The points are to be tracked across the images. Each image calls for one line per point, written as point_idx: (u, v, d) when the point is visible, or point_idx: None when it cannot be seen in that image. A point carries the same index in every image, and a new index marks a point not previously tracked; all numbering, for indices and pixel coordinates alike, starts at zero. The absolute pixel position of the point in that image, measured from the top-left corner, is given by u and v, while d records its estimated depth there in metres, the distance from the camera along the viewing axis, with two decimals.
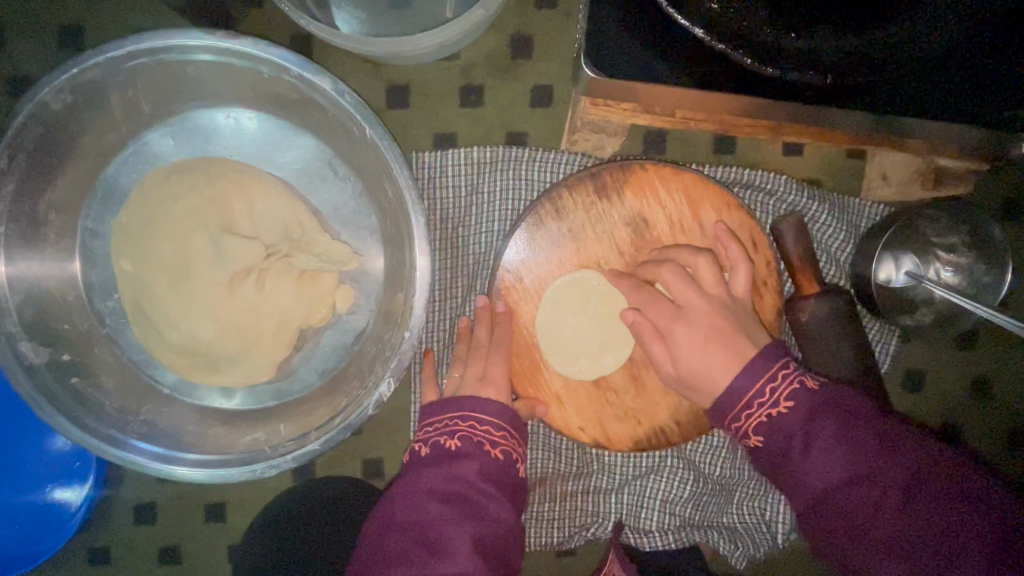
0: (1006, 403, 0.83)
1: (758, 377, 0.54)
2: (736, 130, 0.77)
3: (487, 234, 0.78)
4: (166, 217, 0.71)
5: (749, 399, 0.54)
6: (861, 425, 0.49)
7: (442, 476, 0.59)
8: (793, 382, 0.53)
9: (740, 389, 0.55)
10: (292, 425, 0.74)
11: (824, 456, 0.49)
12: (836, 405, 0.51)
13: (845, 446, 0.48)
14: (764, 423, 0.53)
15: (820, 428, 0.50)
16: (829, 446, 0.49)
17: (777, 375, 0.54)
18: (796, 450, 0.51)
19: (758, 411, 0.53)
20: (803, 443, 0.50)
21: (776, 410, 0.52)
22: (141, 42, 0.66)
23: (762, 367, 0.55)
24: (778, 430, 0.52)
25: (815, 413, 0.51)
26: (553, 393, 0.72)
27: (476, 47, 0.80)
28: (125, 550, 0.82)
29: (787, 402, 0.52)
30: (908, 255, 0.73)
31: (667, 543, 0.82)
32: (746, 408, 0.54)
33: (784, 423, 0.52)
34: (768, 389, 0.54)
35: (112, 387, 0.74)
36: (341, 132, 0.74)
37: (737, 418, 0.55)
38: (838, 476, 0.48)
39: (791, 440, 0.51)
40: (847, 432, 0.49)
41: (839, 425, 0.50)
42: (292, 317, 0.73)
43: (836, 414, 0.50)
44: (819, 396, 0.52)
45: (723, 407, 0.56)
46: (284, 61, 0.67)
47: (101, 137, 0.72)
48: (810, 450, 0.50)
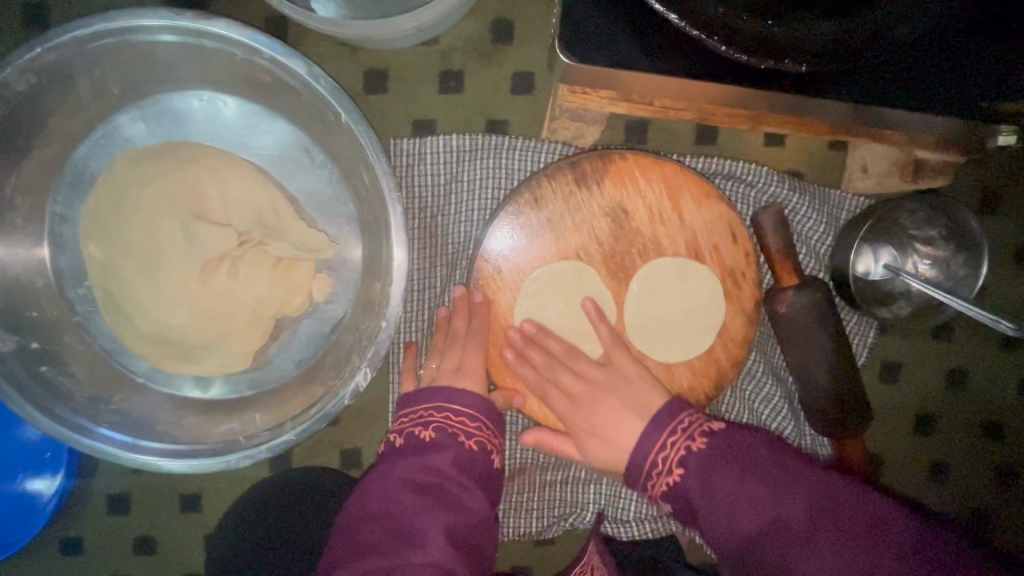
0: (980, 393, 0.84)
1: (654, 444, 0.57)
2: (716, 118, 0.76)
3: (466, 223, 0.77)
4: (135, 202, 0.69)
5: (644, 471, 0.57)
6: (753, 475, 0.51)
7: (416, 465, 0.60)
8: (681, 446, 0.55)
9: (639, 462, 0.57)
10: (268, 414, 0.74)
11: (726, 512, 0.51)
12: (726, 456, 0.53)
13: (742, 497, 0.50)
14: (668, 490, 0.55)
15: (715, 485, 0.52)
16: (731, 503, 0.51)
17: (667, 442, 0.57)
18: (697, 509, 0.53)
19: (659, 479, 0.56)
20: (705, 503, 0.52)
21: (675, 474, 0.54)
22: (111, 22, 0.65)
23: (658, 434, 0.58)
24: (682, 495, 0.54)
25: (706, 472, 0.53)
26: (531, 383, 0.72)
27: (457, 31, 0.78)
28: (99, 541, 0.81)
29: (678, 468, 0.54)
30: (886, 247, 0.75)
31: (644, 532, 0.82)
32: (648, 479, 0.56)
33: (682, 488, 0.54)
34: (663, 457, 0.56)
35: (83, 375, 0.73)
36: (316, 117, 0.73)
37: (646, 487, 0.57)
38: (746, 530, 0.49)
39: (692, 503, 0.53)
40: (741, 484, 0.51)
41: (732, 480, 0.51)
42: (266, 305, 0.72)
43: (727, 467, 0.52)
44: (707, 453, 0.54)
45: (632, 477, 0.58)
46: (258, 44, 0.66)
47: (70, 119, 0.70)
48: (712, 506, 0.52)
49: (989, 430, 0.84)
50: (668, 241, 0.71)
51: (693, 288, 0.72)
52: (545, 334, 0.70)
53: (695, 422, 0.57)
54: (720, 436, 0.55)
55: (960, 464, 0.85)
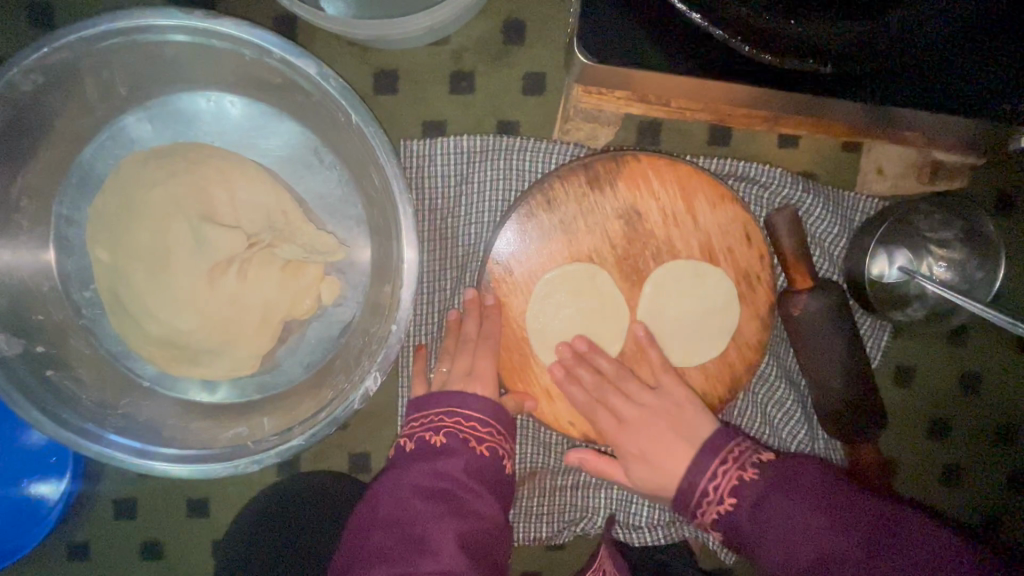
0: (995, 396, 0.83)
1: (702, 476, 0.58)
2: (731, 120, 0.75)
3: (476, 225, 0.76)
4: (142, 203, 0.68)
5: (695, 505, 0.58)
6: (808, 505, 0.50)
7: (426, 471, 0.59)
8: (732, 475, 0.56)
9: (687, 490, 0.58)
10: (276, 419, 0.73)
11: (780, 542, 0.50)
12: (778, 485, 0.53)
13: (790, 529, 0.50)
14: (720, 520, 0.55)
15: (766, 518, 0.52)
16: (783, 532, 0.50)
17: (717, 470, 0.57)
18: (749, 536, 0.53)
19: (710, 508, 0.56)
20: (756, 536, 0.52)
21: (726, 507, 0.55)
22: (117, 21, 0.63)
23: (704, 465, 0.58)
24: (732, 527, 0.54)
25: (759, 502, 0.53)
26: (543, 387, 0.71)
27: (467, 31, 0.77)
28: (104, 546, 0.80)
29: (730, 497, 0.55)
30: (901, 250, 0.73)
31: (656, 537, 0.81)
32: (700, 512, 0.57)
33: (734, 520, 0.54)
34: (712, 486, 0.57)
35: (90, 379, 0.72)
36: (326, 118, 0.72)
37: (695, 515, 0.58)
38: (800, 562, 0.48)
39: (745, 534, 0.53)
40: (792, 515, 0.50)
41: (784, 510, 0.51)
42: (275, 308, 0.71)
43: (779, 499, 0.52)
44: (760, 484, 0.54)
45: (679, 504, 0.59)
46: (266, 43, 0.65)
47: (77, 120, 0.70)
48: (763, 542, 0.51)
49: (1004, 434, 0.84)
50: (682, 243, 0.70)
51: (706, 291, 0.71)
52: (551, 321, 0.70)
53: (745, 452, 0.58)
54: (776, 467, 0.55)
55: (975, 468, 0.84)
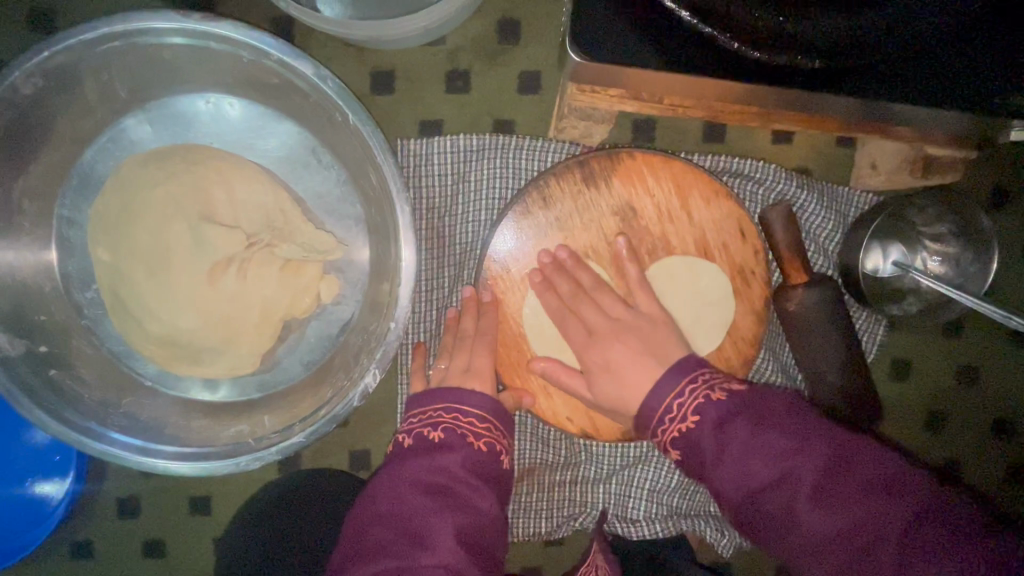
0: (991, 390, 0.84)
1: (667, 395, 0.57)
2: (722, 116, 0.75)
3: (473, 223, 0.77)
4: (143, 205, 0.69)
5: (655, 423, 0.58)
6: (771, 429, 0.49)
7: (425, 466, 0.59)
8: (698, 395, 0.55)
9: (655, 406, 0.58)
10: (276, 417, 0.74)
11: (733, 462, 0.50)
12: (743, 411, 0.52)
13: (750, 452, 0.49)
14: (680, 439, 0.55)
15: (728, 438, 0.51)
16: (737, 454, 0.50)
17: (684, 390, 0.57)
18: (700, 456, 0.53)
19: (672, 426, 0.56)
20: (715, 454, 0.51)
21: (688, 425, 0.54)
22: (115, 24, 0.64)
23: (672, 383, 0.58)
24: (691, 444, 0.54)
25: (721, 424, 0.52)
26: (541, 383, 0.72)
27: (463, 31, 0.78)
28: (108, 544, 0.81)
29: (693, 416, 0.54)
30: (895, 245, 0.74)
31: (654, 532, 0.81)
32: (660, 432, 0.57)
33: (695, 437, 0.53)
34: (677, 405, 0.56)
35: (92, 379, 0.73)
36: (323, 119, 0.73)
37: (656, 433, 0.58)
38: (752, 482, 0.48)
39: (698, 456, 0.53)
40: (755, 438, 0.49)
41: (742, 431, 0.50)
42: (275, 307, 0.72)
43: (739, 423, 0.51)
44: (725, 405, 0.53)
45: (645, 419, 0.59)
46: (265, 45, 0.66)
47: (78, 123, 0.70)
48: (721, 460, 0.51)
49: (1000, 428, 0.84)
50: (677, 239, 0.71)
51: (701, 286, 0.71)
52: (552, 280, 0.70)
53: (714, 379, 0.57)
54: (742, 394, 0.54)
55: (971, 461, 0.84)
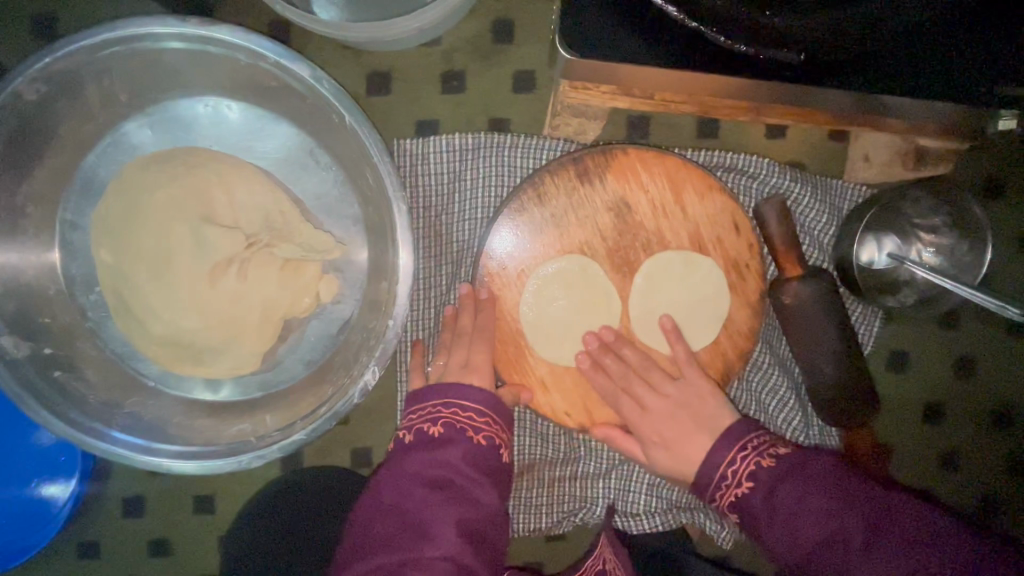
0: (989, 380, 0.84)
1: (717, 464, 0.61)
2: (715, 112, 0.76)
3: (470, 221, 0.77)
4: (144, 207, 0.70)
5: (711, 491, 0.61)
6: (820, 491, 0.53)
7: (426, 461, 0.60)
8: (750, 462, 0.59)
9: (709, 473, 0.62)
10: (278, 416, 0.75)
11: (787, 525, 0.53)
12: (792, 475, 0.55)
13: (800, 514, 0.52)
14: (736, 502, 0.58)
15: (781, 501, 0.54)
16: (789, 517, 0.53)
17: (735, 458, 0.60)
18: (755, 519, 0.56)
19: (727, 491, 0.60)
20: (769, 517, 0.55)
21: (744, 489, 0.58)
22: (114, 30, 0.65)
23: (724, 453, 0.61)
24: (746, 509, 0.57)
25: (773, 489, 0.56)
26: (539, 378, 0.73)
27: (457, 31, 0.79)
28: (113, 544, 0.82)
29: (748, 481, 0.58)
30: (890, 236, 0.74)
31: (654, 525, 0.82)
32: (718, 498, 0.61)
33: (750, 502, 0.57)
34: (731, 471, 0.60)
35: (96, 380, 0.74)
36: (321, 120, 0.74)
37: (714, 500, 0.61)
38: (808, 542, 0.51)
39: (754, 520, 0.56)
40: (805, 502, 0.53)
41: (793, 495, 0.54)
42: (276, 306, 0.73)
43: (790, 488, 0.54)
44: (776, 470, 0.56)
45: (701, 487, 0.63)
46: (262, 48, 0.67)
47: (79, 127, 0.72)
48: (776, 524, 0.54)
49: (1000, 418, 0.84)
50: (671, 234, 0.72)
51: (696, 280, 0.72)
52: (599, 361, 0.72)
53: (765, 443, 0.60)
54: (791, 456, 0.57)
55: (971, 452, 0.85)
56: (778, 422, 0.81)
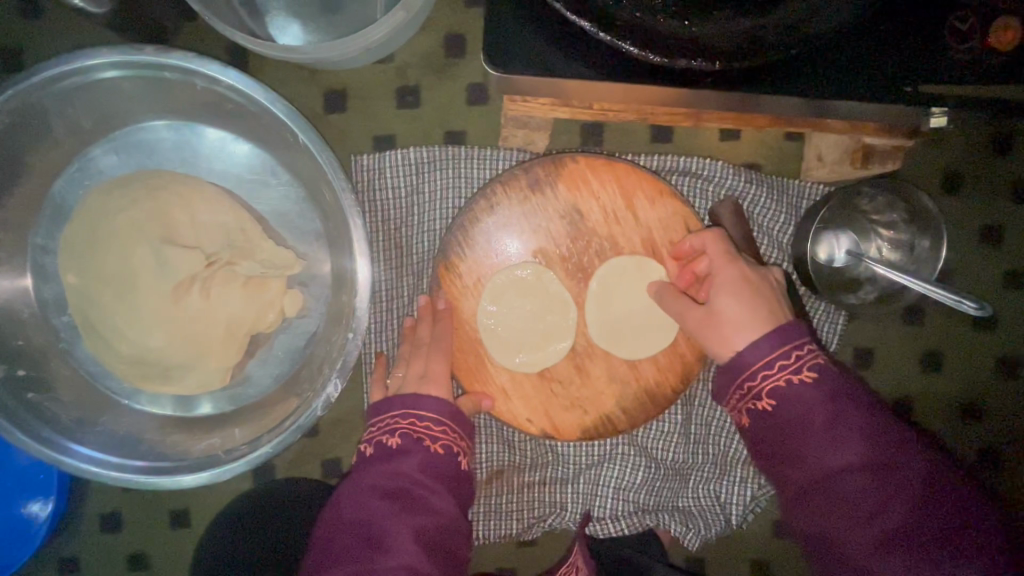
0: (956, 374, 0.84)
1: (784, 339, 0.55)
2: (656, 119, 0.76)
3: (429, 232, 0.79)
4: (108, 231, 0.72)
5: (756, 370, 0.54)
6: (874, 419, 0.51)
7: (383, 472, 0.61)
8: (816, 358, 0.54)
9: (768, 349, 0.54)
10: (246, 429, 0.76)
11: (843, 438, 0.50)
12: (847, 391, 0.53)
13: (855, 435, 0.50)
14: (784, 389, 0.53)
15: (840, 412, 0.51)
16: (844, 431, 0.51)
17: (802, 345, 0.54)
18: (796, 413, 0.52)
19: (778, 374, 0.53)
20: (821, 421, 0.51)
21: (800, 379, 0.53)
22: (73, 61, 0.68)
23: (791, 334, 0.55)
24: (795, 399, 0.52)
25: (832, 394, 0.52)
26: (499, 386, 0.74)
27: (410, 48, 0.80)
28: (94, 558, 0.84)
29: (810, 372, 0.53)
30: (846, 233, 0.76)
31: (621, 528, 0.82)
32: (755, 378, 0.54)
33: (804, 395, 0.52)
34: (794, 354, 0.54)
35: (70, 400, 0.76)
36: (279, 139, 0.76)
37: (756, 375, 0.54)
38: (850, 461, 0.50)
39: (798, 410, 0.52)
40: (863, 425, 0.51)
41: (860, 415, 0.51)
42: (240, 322, 0.74)
43: (849, 402, 0.52)
44: (839, 380, 0.53)
45: (752, 352, 0.55)
46: (214, 73, 0.69)
47: (46, 155, 0.74)
48: (824, 431, 0.51)
49: (967, 412, 0.84)
50: (624, 240, 0.72)
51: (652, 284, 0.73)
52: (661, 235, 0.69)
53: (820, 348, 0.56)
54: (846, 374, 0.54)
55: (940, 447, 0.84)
56: None
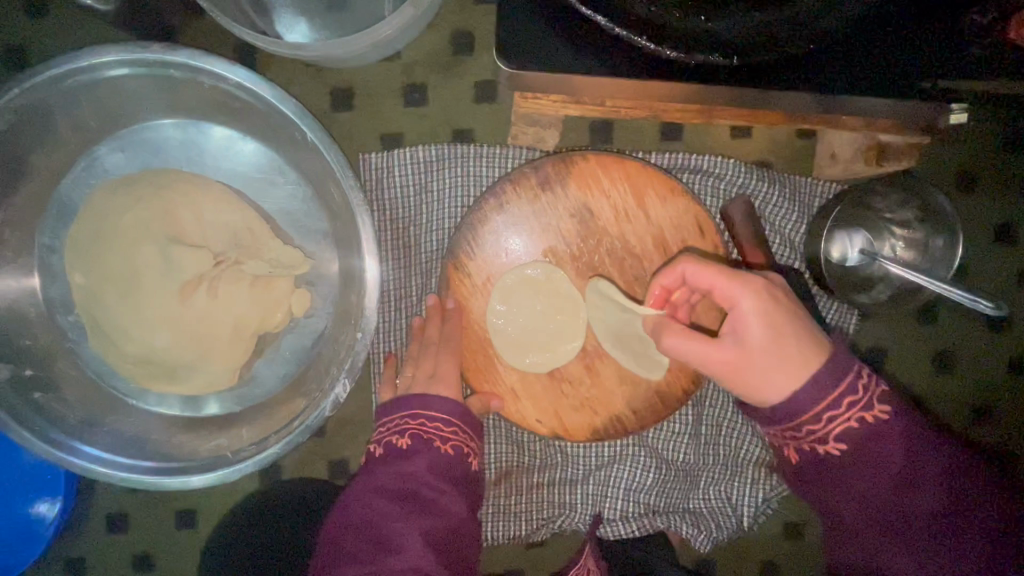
0: (970, 374, 0.83)
1: (842, 375, 0.51)
2: (667, 116, 0.76)
3: (438, 231, 0.78)
4: (113, 230, 0.71)
5: (817, 413, 0.50)
6: (943, 451, 0.50)
7: (393, 473, 0.61)
8: (886, 389, 0.51)
9: (834, 389, 0.50)
10: (254, 429, 0.76)
11: (917, 477, 0.50)
12: (915, 421, 0.51)
13: (930, 472, 0.50)
14: (853, 430, 0.50)
15: (914, 450, 0.50)
16: (919, 470, 0.50)
17: (862, 383, 0.51)
18: (857, 455, 0.51)
19: (846, 414, 0.50)
20: (895, 461, 0.50)
21: (869, 416, 0.50)
22: (81, 59, 0.68)
23: (845, 364, 0.51)
24: (868, 440, 0.50)
25: (903, 429, 0.50)
26: (508, 387, 0.73)
27: (418, 45, 0.79)
28: (101, 559, 0.83)
29: (881, 409, 0.50)
30: (858, 232, 0.75)
31: (632, 530, 0.82)
32: (818, 420, 0.51)
33: (875, 433, 0.50)
34: (862, 390, 0.51)
35: (76, 400, 0.75)
36: (286, 138, 0.75)
37: (817, 419, 0.51)
38: (923, 501, 0.49)
39: (861, 453, 0.50)
40: (937, 461, 0.50)
41: (931, 449, 0.50)
42: (247, 322, 0.73)
43: (920, 434, 0.51)
44: (909, 412, 0.51)
45: (801, 401, 0.51)
46: (220, 70, 0.69)
47: (52, 154, 0.73)
48: (896, 471, 0.50)
49: (981, 413, 0.83)
50: (635, 239, 0.71)
51: None
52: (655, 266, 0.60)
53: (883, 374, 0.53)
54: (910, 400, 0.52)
55: None
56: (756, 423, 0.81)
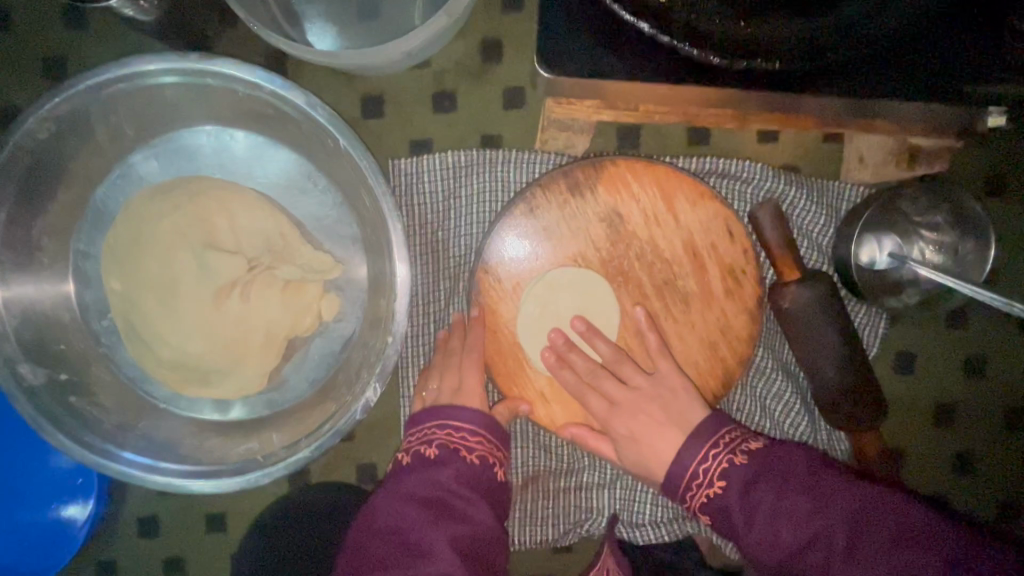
0: (1002, 378, 0.82)
1: (693, 459, 0.61)
2: (700, 121, 0.78)
3: (466, 237, 0.79)
4: (151, 236, 0.73)
5: (689, 487, 0.61)
6: (791, 491, 0.55)
7: (421, 481, 0.61)
8: (722, 461, 0.60)
9: (680, 473, 0.62)
10: (284, 434, 0.76)
11: (777, 523, 0.54)
12: (764, 475, 0.57)
13: (781, 515, 0.54)
14: (709, 504, 0.59)
15: (757, 501, 0.56)
16: (765, 515, 0.55)
17: (707, 456, 0.61)
18: (748, 492, 0.57)
19: (699, 492, 0.60)
20: (747, 517, 0.56)
21: (716, 491, 0.59)
22: (118, 69, 0.68)
23: (696, 450, 0.62)
24: (721, 510, 0.58)
25: (752, 485, 0.57)
26: (537, 391, 0.73)
27: (447, 53, 0.80)
28: (131, 562, 0.84)
29: (720, 482, 0.59)
30: (889, 236, 0.74)
31: (660, 535, 0.81)
32: (692, 490, 0.61)
33: (725, 502, 0.58)
34: (702, 471, 0.61)
35: (110, 404, 0.76)
36: (318, 144, 0.76)
37: (686, 500, 0.61)
38: (787, 546, 0.53)
39: (747, 491, 0.57)
40: (779, 502, 0.55)
41: (773, 494, 0.55)
42: (278, 327, 0.75)
43: (775, 482, 0.56)
44: (750, 470, 0.58)
45: (672, 487, 0.63)
46: (255, 79, 0.69)
47: (89, 162, 0.75)
48: (753, 523, 0.55)
49: (1015, 419, 0.82)
50: (665, 243, 0.72)
51: (693, 288, 0.72)
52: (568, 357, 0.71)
53: (736, 438, 0.61)
54: (760, 453, 0.59)
55: (986, 454, 0.83)
56: (786, 428, 0.80)
